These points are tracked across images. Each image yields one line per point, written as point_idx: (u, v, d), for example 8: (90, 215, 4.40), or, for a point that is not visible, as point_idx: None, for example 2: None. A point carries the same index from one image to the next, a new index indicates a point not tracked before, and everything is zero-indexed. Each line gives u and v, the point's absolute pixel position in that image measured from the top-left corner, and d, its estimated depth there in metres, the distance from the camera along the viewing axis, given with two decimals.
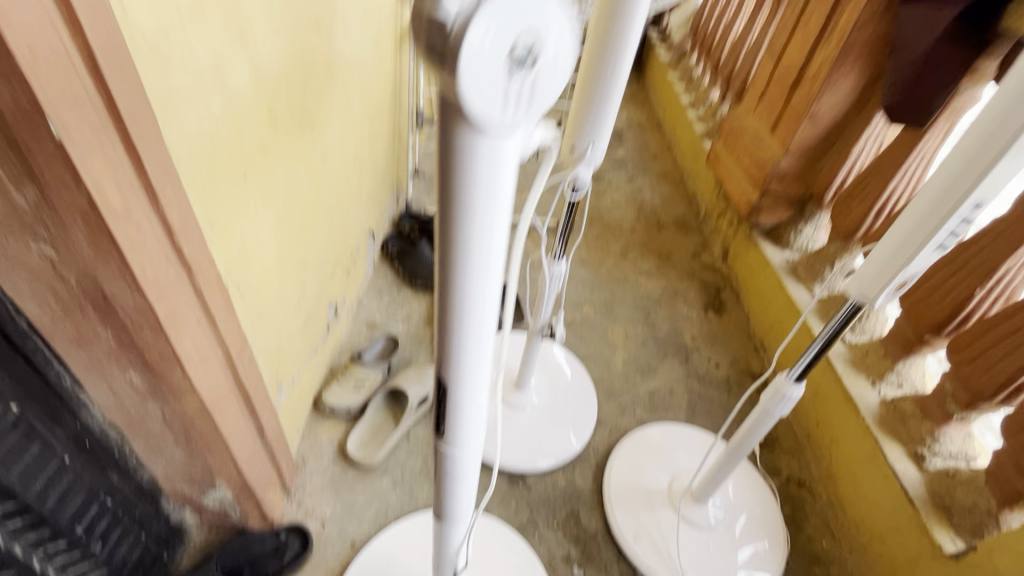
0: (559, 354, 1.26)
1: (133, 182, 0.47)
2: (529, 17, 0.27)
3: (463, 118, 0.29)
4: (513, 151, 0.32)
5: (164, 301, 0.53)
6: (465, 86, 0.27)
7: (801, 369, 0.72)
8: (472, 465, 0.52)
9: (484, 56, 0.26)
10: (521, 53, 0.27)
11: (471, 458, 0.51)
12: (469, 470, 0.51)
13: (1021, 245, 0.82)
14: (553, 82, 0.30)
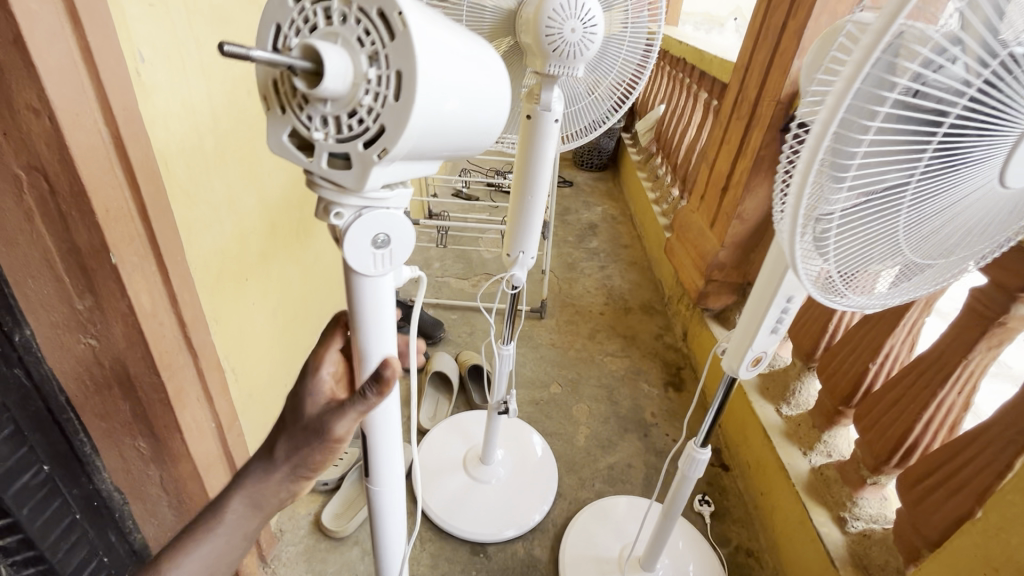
0: (529, 433, 1.39)
1: (161, 292, 0.65)
2: (381, 214, 0.42)
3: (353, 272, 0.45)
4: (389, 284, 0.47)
5: (173, 381, 0.69)
6: (349, 259, 0.43)
7: (704, 435, 0.84)
8: (398, 526, 0.61)
9: (356, 243, 0.42)
10: (380, 237, 0.43)
11: (395, 518, 0.60)
12: (395, 528, 0.60)
13: (898, 324, 0.97)
14: (404, 244, 0.45)
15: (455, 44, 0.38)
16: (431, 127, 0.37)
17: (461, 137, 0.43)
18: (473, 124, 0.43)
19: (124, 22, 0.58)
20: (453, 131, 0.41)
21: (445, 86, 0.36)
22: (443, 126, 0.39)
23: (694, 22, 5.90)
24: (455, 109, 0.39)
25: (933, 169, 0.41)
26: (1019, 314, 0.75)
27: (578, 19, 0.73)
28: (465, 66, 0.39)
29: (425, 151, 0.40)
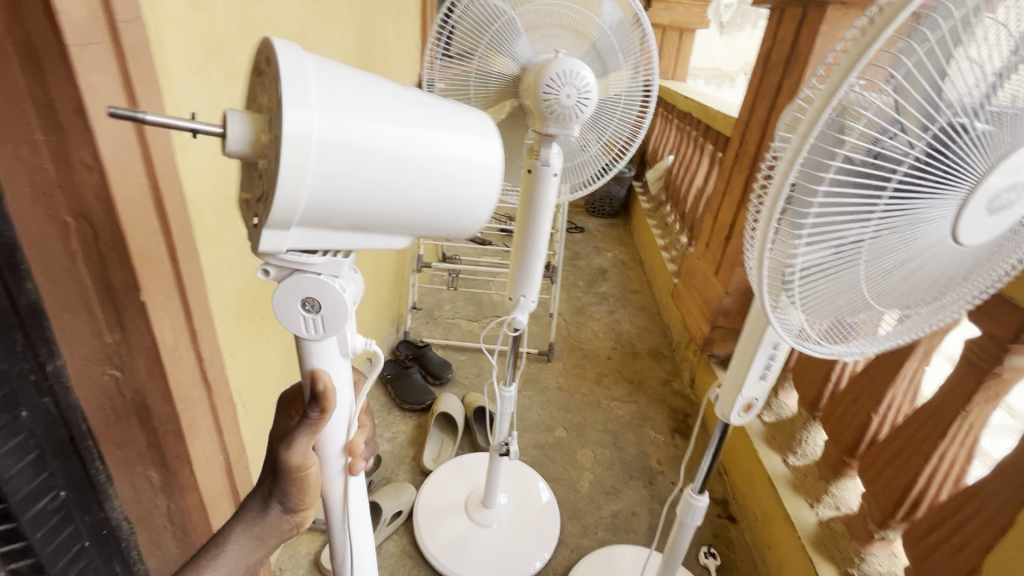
0: (534, 478, 1.38)
1: (183, 328, 0.70)
2: (307, 288, 0.49)
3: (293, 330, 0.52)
4: (328, 344, 0.54)
5: (187, 412, 0.73)
6: (279, 316, 0.51)
7: (701, 481, 0.84)
8: (359, 552, 0.67)
9: (285, 306, 0.50)
10: (309, 306, 0.50)
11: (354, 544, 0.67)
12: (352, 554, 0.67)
13: (897, 375, 0.97)
14: (335, 315, 0.51)
15: (363, 105, 0.43)
16: (324, 177, 0.42)
17: (388, 194, 0.46)
18: (404, 184, 0.46)
19: (169, 87, 0.66)
20: (366, 185, 0.44)
21: (333, 137, 0.41)
22: (345, 177, 0.43)
23: (706, 76, 6.13)
24: (355, 162, 0.43)
25: (884, 228, 0.46)
26: (1012, 366, 0.75)
27: (574, 88, 0.83)
28: (377, 126, 0.44)
29: (325, 204, 0.44)
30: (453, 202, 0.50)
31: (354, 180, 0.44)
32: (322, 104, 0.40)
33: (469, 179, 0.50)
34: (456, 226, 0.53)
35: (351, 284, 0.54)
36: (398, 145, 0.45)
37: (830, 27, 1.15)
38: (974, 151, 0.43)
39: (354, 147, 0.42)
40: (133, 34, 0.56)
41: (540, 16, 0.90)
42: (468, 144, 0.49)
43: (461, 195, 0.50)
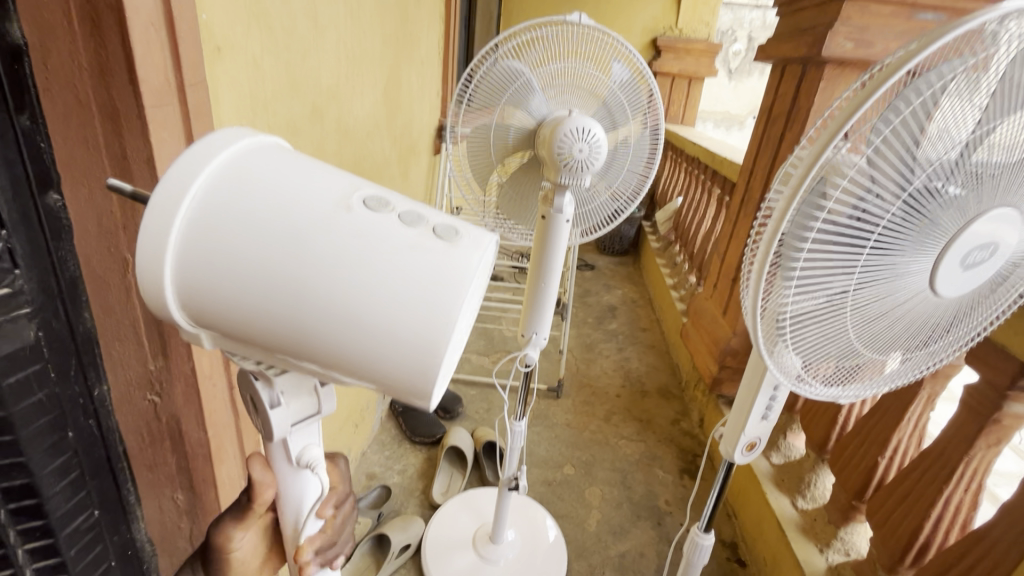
0: (542, 515, 1.39)
1: (218, 356, 0.75)
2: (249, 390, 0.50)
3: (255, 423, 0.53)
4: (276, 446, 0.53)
5: (216, 437, 0.77)
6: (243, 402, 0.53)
7: (706, 520, 0.86)
8: None
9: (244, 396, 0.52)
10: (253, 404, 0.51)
11: None
12: None
13: (902, 419, 0.99)
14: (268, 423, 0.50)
15: (258, 215, 0.39)
16: (203, 284, 0.39)
17: (276, 322, 0.40)
18: (293, 316, 0.39)
19: None
20: (254, 265, 0.38)
21: (218, 217, 0.38)
22: (223, 264, 0.38)
23: (715, 119, 6.33)
24: (233, 280, 0.39)
25: (868, 277, 0.50)
26: (1011, 412, 0.77)
27: (586, 143, 0.91)
28: (258, 247, 0.38)
29: (214, 281, 0.39)
30: (363, 349, 0.40)
31: (234, 297, 0.39)
32: (242, 183, 0.39)
33: (380, 323, 0.39)
34: (383, 378, 0.42)
35: (307, 399, 0.52)
36: (286, 270, 0.38)
37: (828, 86, 1.22)
38: (948, 209, 0.48)
39: (230, 263, 0.38)
40: (195, 96, 0.63)
41: (556, 77, 0.99)
42: (385, 289, 0.39)
43: (368, 342, 0.40)
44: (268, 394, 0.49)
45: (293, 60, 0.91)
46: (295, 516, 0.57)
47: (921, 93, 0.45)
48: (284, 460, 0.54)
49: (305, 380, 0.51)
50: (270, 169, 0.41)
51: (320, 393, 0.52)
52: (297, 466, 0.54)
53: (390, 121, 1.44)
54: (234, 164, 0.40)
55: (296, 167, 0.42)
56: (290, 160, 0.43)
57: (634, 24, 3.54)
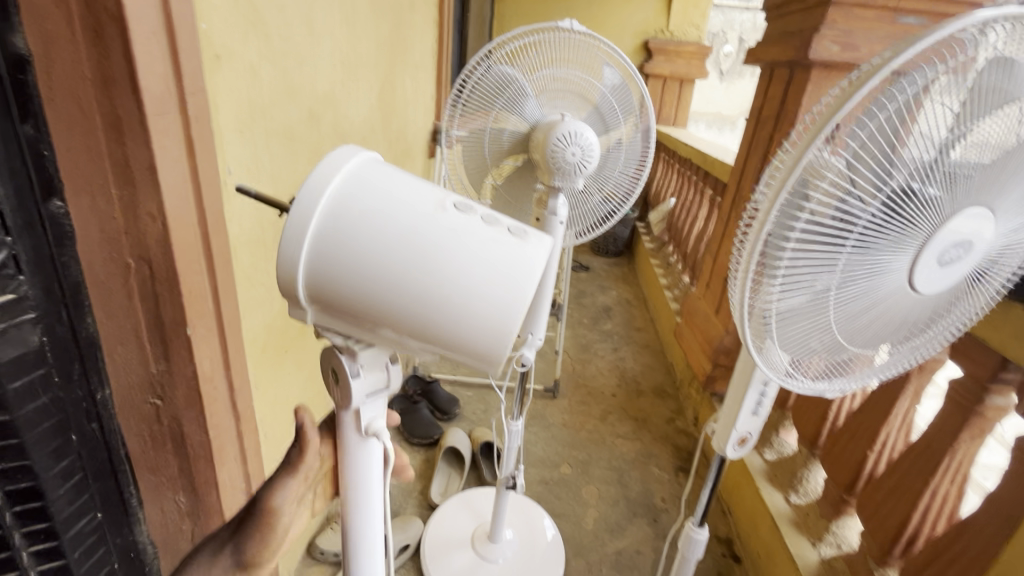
0: (539, 514, 1.40)
1: (218, 360, 0.76)
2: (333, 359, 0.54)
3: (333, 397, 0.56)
4: (351, 419, 0.56)
5: (217, 439, 0.78)
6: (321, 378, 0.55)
7: (701, 514, 0.88)
8: None
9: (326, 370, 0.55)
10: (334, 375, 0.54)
11: None
12: None
13: (889, 414, 1.00)
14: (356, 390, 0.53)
15: (378, 219, 0.42)
16: (329, 275, 0.43)
17: (386, 309, 0.44)
18: (403, 304, 0.43)
19: (219, 145, 0.75)
20: (367, 259, 0.42)
21: (339, 215, 0.42)
22: (343, 258, 0.42)
23: (706, 120, 6.40)
24: (352, 271, 0.43)
25: (849, 275, 0.52)
26: (994, 405, 0.79)
27: (578, 147, 0.92)
28: (375, 243, 0.42)
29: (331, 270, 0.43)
30: (458, 333, 0.44)
31: (350, 285, 0.43)
32: (353, 185, 0.43)
33: (481, 309, 0.43)
34: (470, 355, 0.46)
35: (380, 374, 0.56)
36: (401, 266, 0.42)
37: (815, 88, 1.24)
38: (926, 208, 0.50)
39: (353, 257, 0.42)
40: (196, 103, 0.64)
41: (550, 82, 1.02)
42: (481, 285, 0.43)
43: (468, 329, 0.44)
44: (349, 365, 0.53)
45: (290, 66, 0.92)
46: (365, 485, 0.58)
47: (896, 98, 0.47)
48: (352, 432, 0.56)
49: (381, 355, 0.55)
50: (383, 177, 0.45)
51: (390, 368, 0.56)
52: (366, 437, 0.56)
53: (385, 125, 1.46)
54: (356, 174, 0.44)
55: (393, 172, 0.46)
56: (396, 169, 0.47)
57: (625, 27, 3.58)
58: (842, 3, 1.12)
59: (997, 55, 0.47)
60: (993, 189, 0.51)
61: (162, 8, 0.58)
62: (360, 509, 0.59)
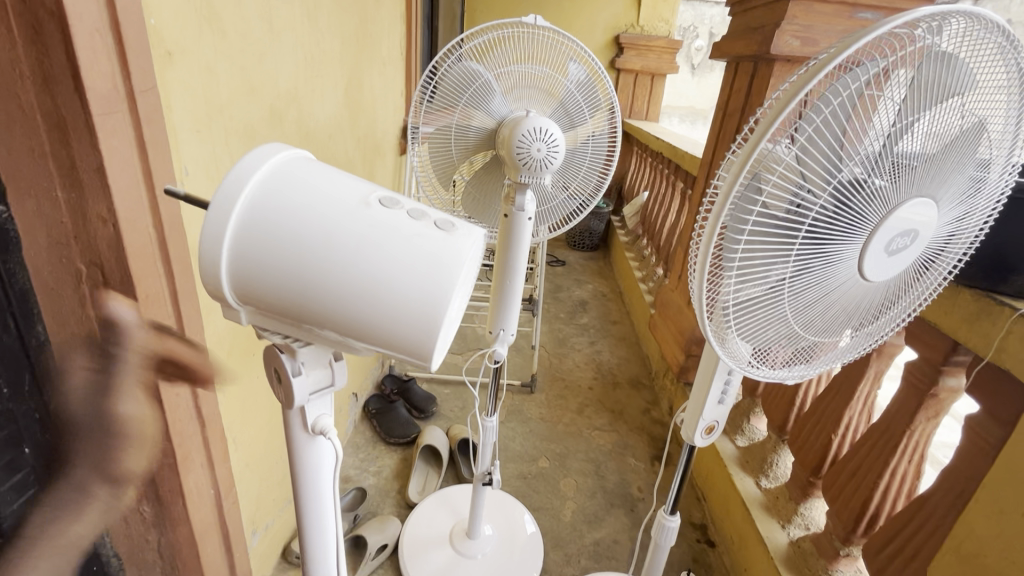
0: (518, 509, 1.40)
1: (180, 365, 0.74)
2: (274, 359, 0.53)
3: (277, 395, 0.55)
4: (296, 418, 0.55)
5: (182, 447, 0.76)
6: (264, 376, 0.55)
7: (672, 502, 0.89)
8: None
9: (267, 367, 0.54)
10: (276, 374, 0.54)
11: None
12: None
13: (851, 398, 1.04)
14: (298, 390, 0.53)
15: (303, 213, 0.43)
16: (253, 273, 0.43)
17: (314, 305, 0.44)
18: (329, 300, 0.43)
19: (174, 145, 0.73)
20: (289, 257, 0.42)
21: (259, 213, 0.42)
22: (265, 255, 0.42)
23: (679, 114, 6.49)
24: (277, 266, 0.43)
25: (802, 264, 0.54)
26: (947, 386, 0.82)
27: (543, 143, 0.93)
28: (298, 240, 0.42)
29: (255, 268, 0.43)
30: (388, 329, 0.44)
31: (278, 280, 0.43)
32: (274, 183, 0.43)
33: (407, 304, 0.44)
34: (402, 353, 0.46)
35: (324, 371, 0.55)
36: (327, 260, 0.43)
37: (778, 81, 1.27)
38: (874, 197, 0.51)
39: (278, 252, 0.43)
40: (147, 101, 0.62)
41: (516, 78, 1.02)
42: (407, 279, 0.43)
43: (395, 325, 0.44)
44: (290, 363, 0.53)
45: (249, 62, 0.90)
46: (314, 483, 0.58)
47: (843, 91, 0.49)
48: (300, 431, 0.56)
49: (324, 352, 0.54)
50: (311, 172, 0.45)
51: (336, 364, 0.55)
52: (314, 435, 0.56)
53: (353, 122, 1.43)
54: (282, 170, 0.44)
55: (318, 169, 0.46)
56: (326, 165, 0.48)
57: (596, 22, 3.59)
58: None
59: (936, 49, 0.49)
60: (937, 179, 0.53)
61: (108, 3, 0.56)
62: (312, 506, 0.60)
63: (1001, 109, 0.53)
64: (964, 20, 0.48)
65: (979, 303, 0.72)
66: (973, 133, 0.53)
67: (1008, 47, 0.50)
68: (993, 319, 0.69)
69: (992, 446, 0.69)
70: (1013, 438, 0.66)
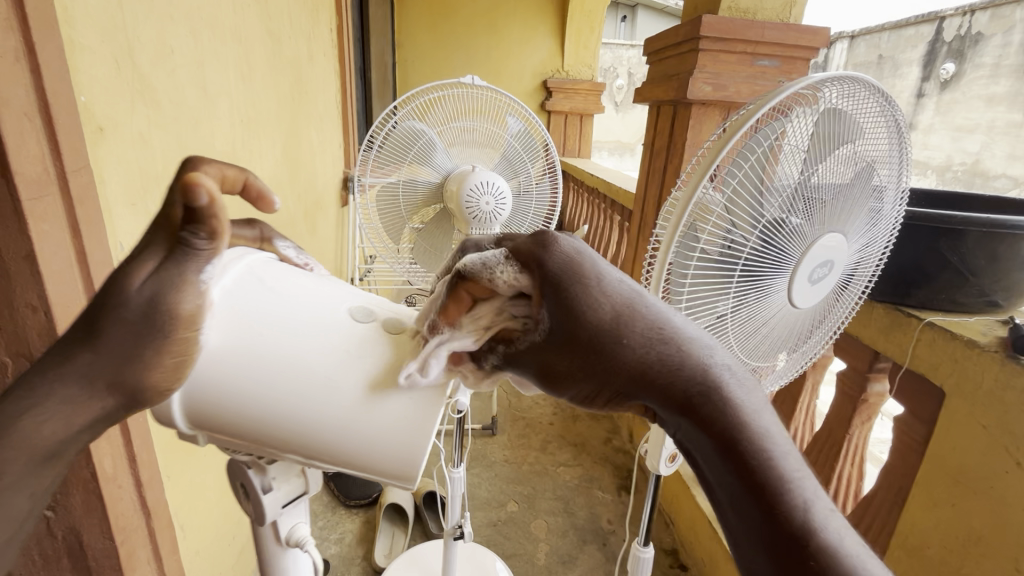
0: (490, 558, 1.36)
1: (124, 455, 0.68)
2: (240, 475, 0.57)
3: (242, 500, 0.60)
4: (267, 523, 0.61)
5: (126, 544, 0.70)
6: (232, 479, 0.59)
7: (645, 533, 0.91)
8: None
9: (233, 473, 0.58)
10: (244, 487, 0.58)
11: None
12: None
13: (794, 411, 1.11)
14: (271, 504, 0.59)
15: (271, 346, 0.45)
16: (218, 408, 0.45)
17: (275, 424, 0.45)
18: (272, 414, 0.45)
19: (107, 220, 0.70)
20: (266, 388, 0.44)
21: (236, 355, 0.44)
22: (239, 395, 0.45)
23: (608, 148, 6.89)
24: (224, 395, 0.44)
25: (741, 297, 0.59)
26: (875, 391, 0.90)
27: (491, 196, 1.02)
28: (274, 371, 0.44)
29: (232, 402, 0.45)
30: (343, 435, 0.45)
31: (244, 410, 0.45)
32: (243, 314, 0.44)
33: (380, 431, 0.45)
34: (367, 468, 0.47)
35: (296, 481, 0.61)
36: (289, 372, 0.45)
37: (696, 122, 1.38)
38: (795, 234, 0.58)
39: (246, 392, 0.44)
40: (81, 181, 0.59)
41: (458, 135, 1.07)
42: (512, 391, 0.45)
43: (370, 453, 0.46)
44: (260, 480, 0.57)
45: (186, 132, 0.88)
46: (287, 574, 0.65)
47: (761, 145, 0.55)
48: (273, 535, 0.62)
49: (293, 466, 0.59)
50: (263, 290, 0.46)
51: (307, 474, 0.61)
52: (288, 539, 0.63)
53: (292, 180, 1.42)
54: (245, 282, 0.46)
55: (283, 280, 0.48)
56: (292, 270, 0.50)
57: (524, 67, 3.77)
58: (709, 50, 1.26)
59: (830, 107, 0.57)
60: (845, 214, 0.61)
61: (36, 84, 0.54)
62: None
63: (884, 152, 0.62)
64: (849, 84, 0.57)
65: (891, 315, 0.80)
66: (867, 173, 0.61)
67: (884, 103, 0.59)
68: (903, 328, 0.78)
69: (918, 443, 0.77)
70: (935, 434, 0.73)
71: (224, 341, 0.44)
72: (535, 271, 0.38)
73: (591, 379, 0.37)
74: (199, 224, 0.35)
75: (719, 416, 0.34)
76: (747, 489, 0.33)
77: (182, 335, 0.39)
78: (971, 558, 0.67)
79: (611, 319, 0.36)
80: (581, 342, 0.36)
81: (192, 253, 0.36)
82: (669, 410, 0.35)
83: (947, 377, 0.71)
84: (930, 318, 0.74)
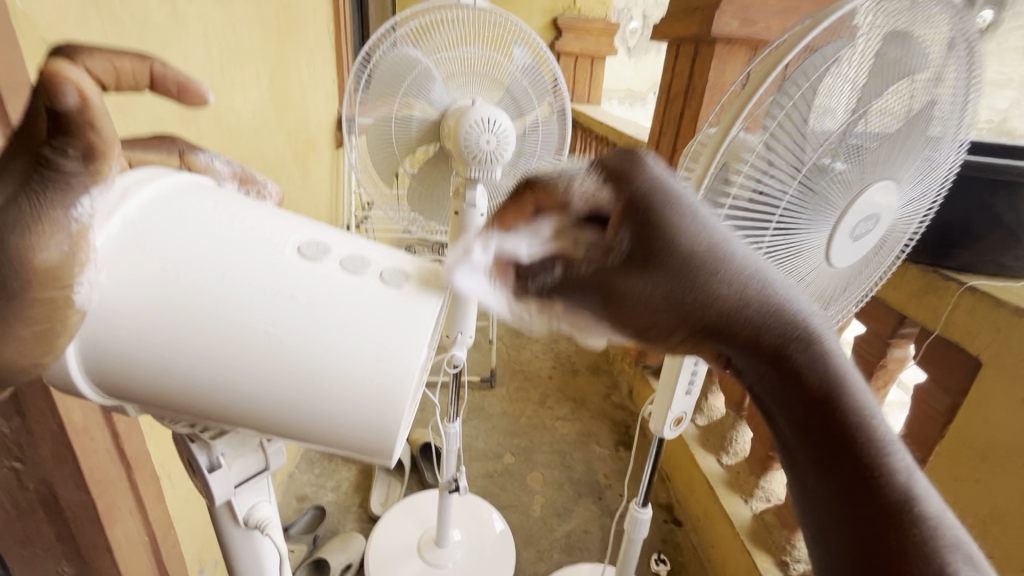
0: (487, 509, 1.36)
1: (94, 406, 0.64)
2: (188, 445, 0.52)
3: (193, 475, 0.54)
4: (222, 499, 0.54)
5: (104, 497, 0.67)
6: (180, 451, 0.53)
7: (644, 494, 0.89)
8: None
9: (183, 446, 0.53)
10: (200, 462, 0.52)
11: None
12: None
13: None
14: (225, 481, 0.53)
15: (191, 286, 0.38)
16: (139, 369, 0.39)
17: (215, 387, 0.40)
18: (212, 373, 0.39)
19: None
20: (200, 345, 0.38)
21: (155, 301, 0.37)
22: (166, 353, 0.38)
23: (619, 96, 6.58)
24: (123, 349, 0.38)
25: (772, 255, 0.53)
26: (894, 357, 0.85)
27: (493, 134, 0.93)
28: (208, 322, 0.38)
29: (156, 359, 0.38)
30: (304, 392, 0.40)
31: (174, 372, 0.39)
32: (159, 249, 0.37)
33: (346, 386, 0.40)
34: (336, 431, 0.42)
35: (254, 457, 0.55)
36: (222, 324, 0.38)
37: (720, 63, 1.25)
38: (838, 182, 0.50)
39: (171, 348, 0.38)
40: (19, 104, 0.52)
41: (458, 64, 0.97)
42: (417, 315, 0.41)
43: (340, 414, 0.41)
44: (207, 457, 0.52)
45: (151, 53, 0.79)
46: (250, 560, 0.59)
47: (817, 68, 0.46)
48: (233, 517, 0.56)
49: (249, 437, 0.54)
50: (175, 219, 0.38)
51: (265, 449, 0.55)
52: (248, 523, 0.57)
53: (280, 117, 1.32)
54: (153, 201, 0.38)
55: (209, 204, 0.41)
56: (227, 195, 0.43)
57: (533, 3, 3.52)
58: None
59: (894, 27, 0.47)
60: (896, 160, 0.53)
61: None
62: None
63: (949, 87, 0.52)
64: None
65: (926, 278, 0.73)
66: (926, 109, 0.52)
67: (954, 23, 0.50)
68: (938, 292, 0.71)
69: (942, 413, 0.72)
70: (964, 405, 0.68)
71: (120, 282, 0.36)
72: (621, 186, 0.35)
73: (678, 312, 0.36)
74: (68, 140, 0.30)
75: (814, 356, 0.35)
76: (843, 450, 0.34)
77: (44, 296, 0.33)
78: (991, 535, 0.64)
79: (703, 247, 0.35)
80: (678, 274, 0.35)
81: (58, 179, 0.31)
82: (772, 368, 0.36)
83: (985, 346, 0.65)
84: (972, 281, 0.68)
